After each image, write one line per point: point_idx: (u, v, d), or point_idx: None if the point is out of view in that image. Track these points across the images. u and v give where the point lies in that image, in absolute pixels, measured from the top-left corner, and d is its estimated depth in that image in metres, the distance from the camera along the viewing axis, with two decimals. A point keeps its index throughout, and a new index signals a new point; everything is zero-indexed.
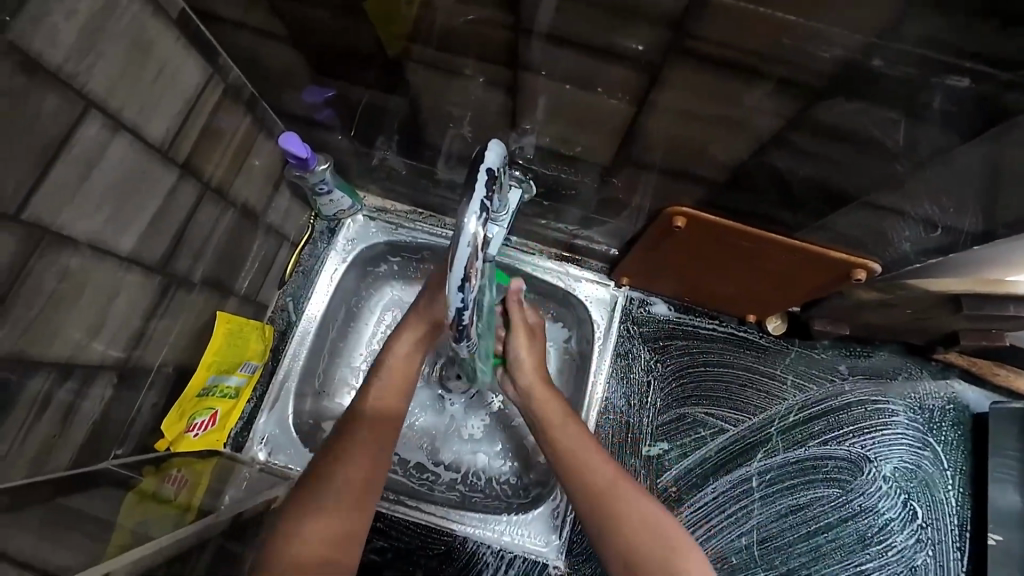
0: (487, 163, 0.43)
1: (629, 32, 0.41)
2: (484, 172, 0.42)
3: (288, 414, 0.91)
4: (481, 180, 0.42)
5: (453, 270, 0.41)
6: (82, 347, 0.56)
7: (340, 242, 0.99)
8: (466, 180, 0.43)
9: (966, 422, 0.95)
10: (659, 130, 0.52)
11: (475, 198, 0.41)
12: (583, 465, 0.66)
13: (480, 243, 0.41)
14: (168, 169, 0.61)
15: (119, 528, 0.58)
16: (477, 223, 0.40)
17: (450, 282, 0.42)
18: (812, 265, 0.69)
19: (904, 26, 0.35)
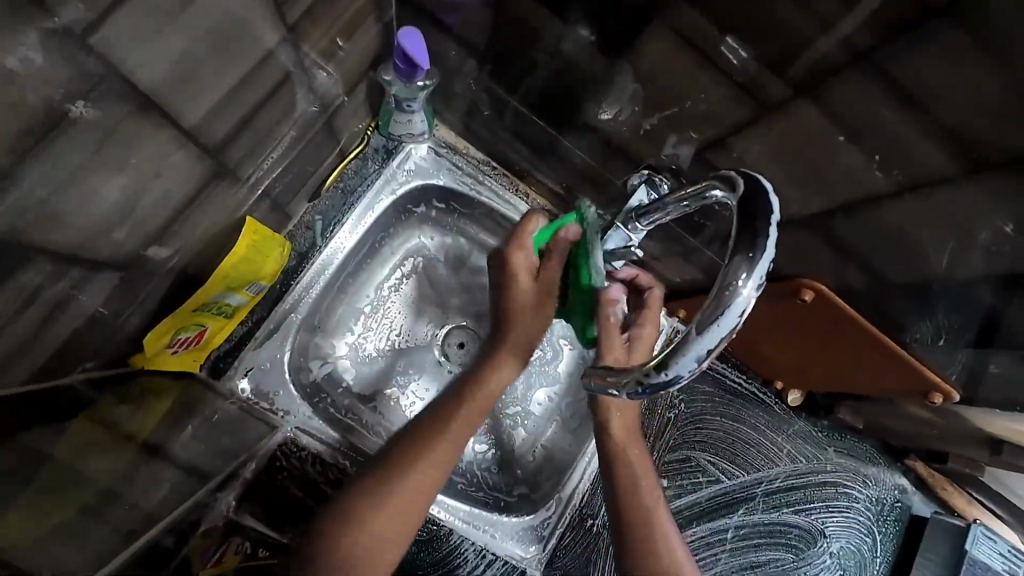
0: (775, 214, 0.34)
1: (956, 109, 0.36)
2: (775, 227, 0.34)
3: (283, 350, 0.78)
4: (770, 236, 0.33)
5: (703, 337, 0.33)
6: (100, 235, 0.41)
7: (395, 168, 0.83)
8: (741, 227, 0.34)
9: (904, 520, 1.05)
10: (885, 214, 0.47)
11: (759, 258, 0.33)
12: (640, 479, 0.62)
13: (745, 315, 0.33)
14: (273, 27, 0.44)
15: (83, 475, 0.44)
16: (754, 293, 0.32)
17: (687, 345, 0.33)
18: (896, 374, 0.69)
19: None
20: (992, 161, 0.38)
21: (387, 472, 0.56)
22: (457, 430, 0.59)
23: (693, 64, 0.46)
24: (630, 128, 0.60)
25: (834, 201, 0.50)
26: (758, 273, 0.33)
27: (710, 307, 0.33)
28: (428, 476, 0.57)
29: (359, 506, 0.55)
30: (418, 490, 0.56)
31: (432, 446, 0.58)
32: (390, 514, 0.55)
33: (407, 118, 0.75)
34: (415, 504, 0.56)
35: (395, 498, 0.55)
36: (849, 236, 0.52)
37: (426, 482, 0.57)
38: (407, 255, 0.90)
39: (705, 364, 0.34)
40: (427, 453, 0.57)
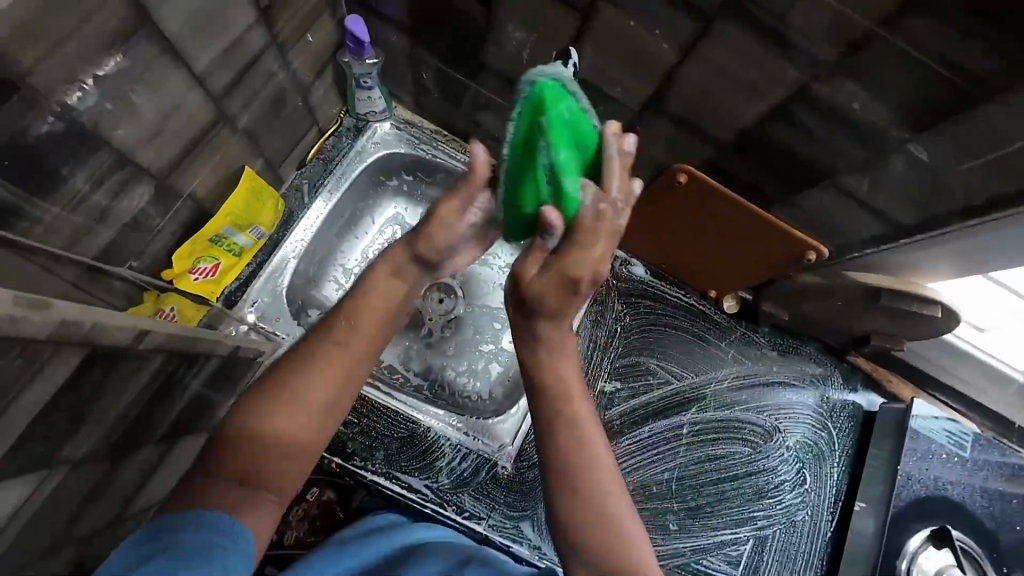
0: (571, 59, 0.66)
1: None
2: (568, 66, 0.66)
3: (282, 286, 0.95)
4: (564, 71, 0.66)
5: None
6: (140, 143, 0.60)
7: (364, 142, 1.04)
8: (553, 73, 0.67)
9: (858, 416, 1.13)
10: (692, 82, 0.63)
11: None
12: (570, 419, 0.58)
13: None
14: (249, 8, 0.65)
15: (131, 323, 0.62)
16: None
17: None
18: (777, 240, 0.83)
19: (903, 20, 0.47)
20: (727, 17, 0.54)
21: (291, 381, 0.54)
22: (350, 341, 0.57)
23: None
24: (519, 66, 0.79)
25: (660, 81, 0.66)
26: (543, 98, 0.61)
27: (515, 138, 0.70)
28: (318, 383, 0.54)
29: (270, 397, 0.52)
30: (326, 380, 0.55)
31: (316, 355, 0.55)
32: (284, 427, 0.52)
33: (367, 95, 0.97)
34: (309, 413, 0.53)
35: (292, 403, 0.53)
36: (684, 110, 0.68)
37: (319, 389, 0.54)
38: (386, 222, 1.09)
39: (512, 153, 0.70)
40: (313, 358, 0.55)
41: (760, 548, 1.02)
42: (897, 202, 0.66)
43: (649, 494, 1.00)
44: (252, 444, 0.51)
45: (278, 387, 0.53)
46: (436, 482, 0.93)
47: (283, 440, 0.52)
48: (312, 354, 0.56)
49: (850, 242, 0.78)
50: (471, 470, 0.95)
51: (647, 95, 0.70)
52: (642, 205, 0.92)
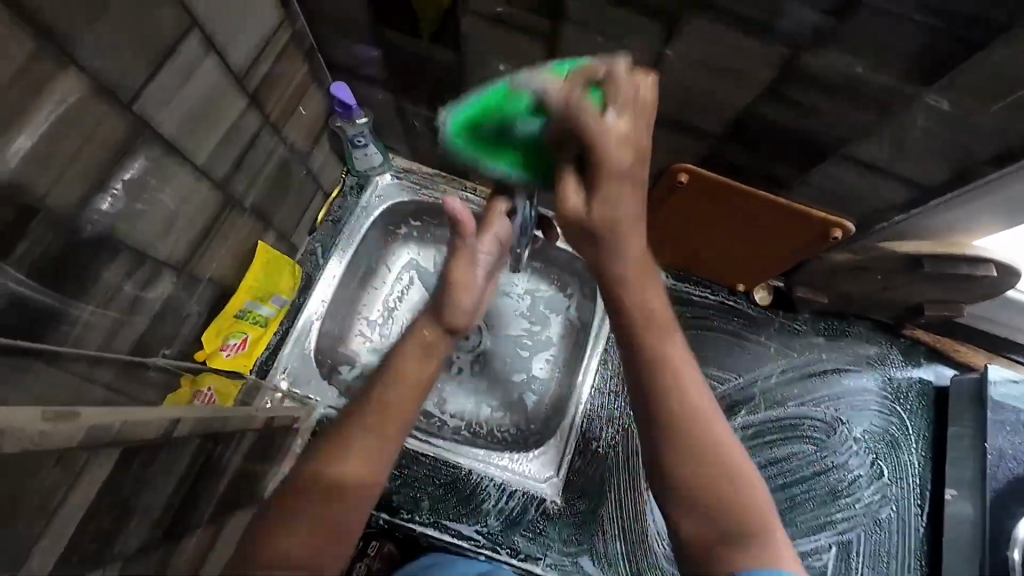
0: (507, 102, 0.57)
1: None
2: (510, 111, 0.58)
3: (309, 348, 0.97)
4: None
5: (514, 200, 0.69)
6: (157, 239, 0.64)
7: (368, 197, 1.07)
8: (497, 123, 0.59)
9: (929, 393, 1.04)
10: (672, 83, 0.62)
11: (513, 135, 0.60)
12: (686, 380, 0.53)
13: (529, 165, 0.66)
14: (239, 96, 0.69)
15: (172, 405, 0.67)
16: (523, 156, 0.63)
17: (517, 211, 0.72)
18: (796, 224, 0.79)
19: None
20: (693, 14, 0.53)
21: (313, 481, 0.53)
22: (373, 446, 0.55)
23: (504, 34, 0.66)
24: None
25: None
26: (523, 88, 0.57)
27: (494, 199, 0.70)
28: (337, 486, 0.53)
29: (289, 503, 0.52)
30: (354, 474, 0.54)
31: (343, 459, 0.54)
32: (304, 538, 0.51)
33: (362, 153, 1.00)
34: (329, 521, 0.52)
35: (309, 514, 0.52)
36: (671, 111, 0.67)
37: (336, 494, 0.53)
38: (402, 269, 1.10)
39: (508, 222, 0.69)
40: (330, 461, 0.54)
41: (845, 554, 0.93)
42: (918, 162, 0.62)
43: None
44: (272, 549, 0.50)
45: (302, 485, 0.53)
46: (486, 526, 0.90)
47: (294, 553, 0.50)
48: (338, 450, 0.55)
49: (878, 212, 0.73)
50: (520, 508, 0.92)
51: None
52: (649, 211, 0.90)
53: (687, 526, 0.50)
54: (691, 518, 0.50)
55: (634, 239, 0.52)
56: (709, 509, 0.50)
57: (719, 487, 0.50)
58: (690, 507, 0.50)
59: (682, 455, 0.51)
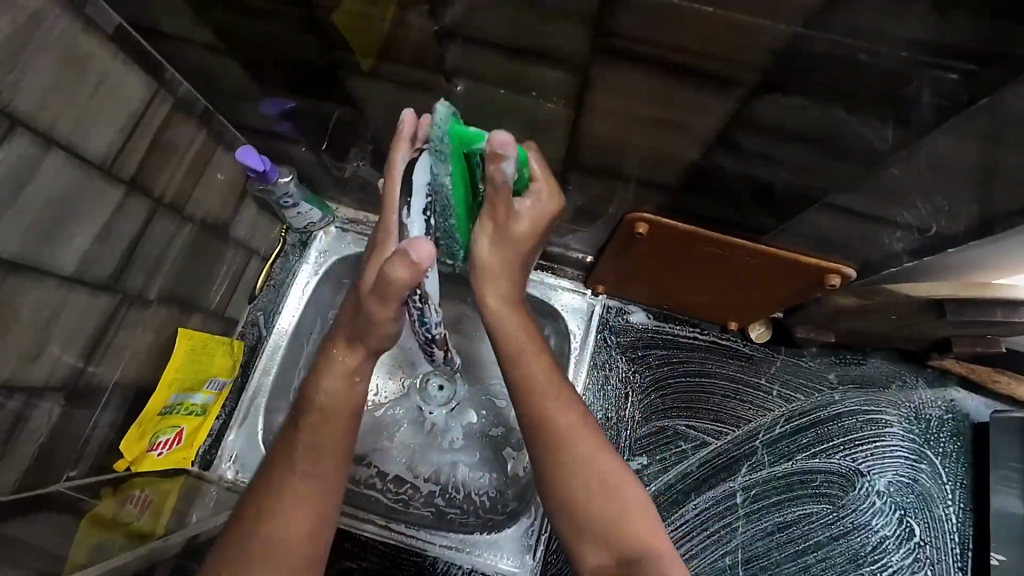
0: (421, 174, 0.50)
1: (550, 38, 0.40)
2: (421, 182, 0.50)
3: (256, 431, 0.87)
4: (418, 190, 0.50)
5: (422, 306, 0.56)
6: (24, 366, 0.56)
7: (313, 253, 0.97)
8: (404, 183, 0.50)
9: (964, 432, 0.90)
10: (603, 134, 0.50)
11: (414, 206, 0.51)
12: (557, 424, 0.57)
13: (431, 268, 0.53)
14: (113, 186, 0.60)
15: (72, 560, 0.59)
16: None
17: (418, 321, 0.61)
18: (786, 270, 0.65)
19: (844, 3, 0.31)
20: (606, 60, 0.40)
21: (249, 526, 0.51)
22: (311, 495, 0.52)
23: (399, 88, 0.54)
24: None
25: (569, 139, 0.53)
26: (410, 199, 0.50)
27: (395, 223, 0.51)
28: (300, 516, 0.51)
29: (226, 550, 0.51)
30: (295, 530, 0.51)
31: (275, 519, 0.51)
32: (288, 558, 0.50)
33: (295, 212, 0.90)
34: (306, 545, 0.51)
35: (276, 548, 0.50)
36: (610, 161, 0.55)
37: (299, 524, 0.51)
38: None
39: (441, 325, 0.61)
40: (283, 509, 0.51)
41: None
42: (923, 206, 0.49)
43: None
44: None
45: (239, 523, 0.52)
46: None
47: None
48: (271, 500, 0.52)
49: (880, 257, 0.60)
50: None
51: (562, 155, 0.57)
52: (615, 256, 0.77)
53: (589, 555, 0.55)
54: (595, 547, 0.54)
55: (528, 366, 0.59)
56: (608, 541, 0.54)
57: (614, 525, 0.54)
58: (596, 538, 0.54)
59: (572, 508, 0.55)
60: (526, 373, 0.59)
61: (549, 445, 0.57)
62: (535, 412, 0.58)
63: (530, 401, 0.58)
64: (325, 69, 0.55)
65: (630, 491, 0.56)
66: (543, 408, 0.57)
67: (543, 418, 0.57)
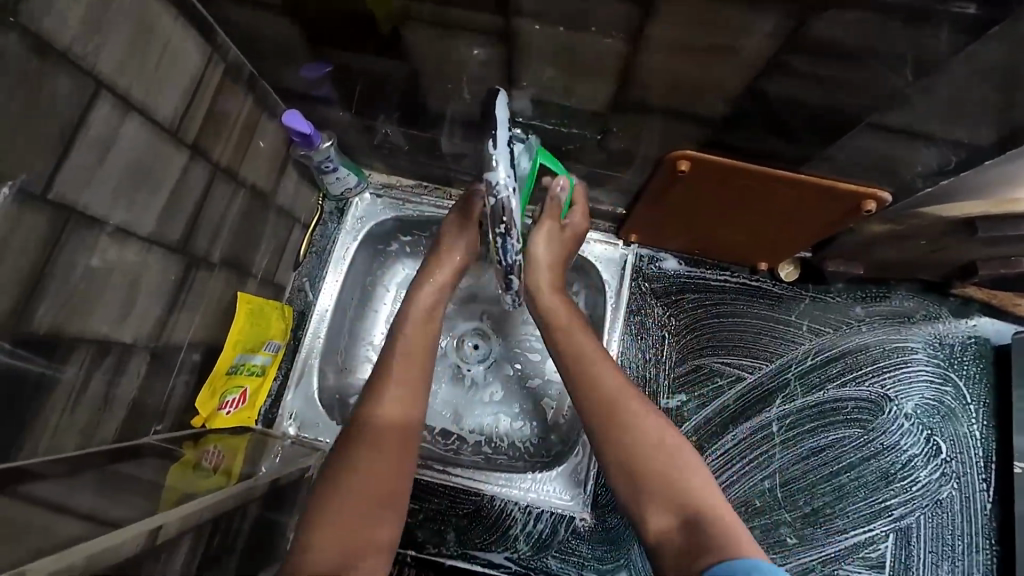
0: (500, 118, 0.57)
1: None
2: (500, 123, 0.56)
3: (313, 390, 0.94)
4: (500, 129, 0.56)
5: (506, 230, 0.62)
6: (116, 324, 0.60)
7: (350, 220, 1.01)
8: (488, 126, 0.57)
9: (987, 355, 0.94)
10: (656, 68, 0.52)
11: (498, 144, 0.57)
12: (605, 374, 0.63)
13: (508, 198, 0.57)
14: (179, 150, 0.63)
15: (167, 489, 0.62)
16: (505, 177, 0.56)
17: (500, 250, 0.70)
18: (820, 198, 0.69)
19: None
20: None
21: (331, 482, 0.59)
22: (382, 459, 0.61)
23: (454, 36, 0.56)
24: (464, 103, 0.71)
25: (622, 76, 0.56)
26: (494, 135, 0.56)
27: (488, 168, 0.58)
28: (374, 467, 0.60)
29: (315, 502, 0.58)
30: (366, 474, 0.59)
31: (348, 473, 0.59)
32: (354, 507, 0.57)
33: (334, 177, 0.93)
34: (392, 478, 0.60)
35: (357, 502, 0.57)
36: (661, 98, 0.57)
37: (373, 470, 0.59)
38: (399, 287, 1.07)
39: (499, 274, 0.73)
40: (354, 464, 0.59)
41: (905, 541, 0.87)
42: (960, 120, 0.52)
43: (754, 511, 0.88)
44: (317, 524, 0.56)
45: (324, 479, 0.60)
46: (515, 552, 0.87)
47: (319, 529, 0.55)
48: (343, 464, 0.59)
49: (915, 178, 0.63)
50: (550, 529, 0.88)
51: (612, 95, 0.59)
52: (652, 200, 0.80)
53: (655, 513, 0.52)
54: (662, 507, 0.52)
55: (574, 333, 0.69)
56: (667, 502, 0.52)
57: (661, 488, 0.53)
58: (661, 502, 0.53)
59: (623, 465, 0.56)
60: (575, 339, 0.68)
61: (602, 408, 0.60)
62: (587, 377, 0.63)
63: (574, 349, 0.67)
64: (381, 24, 0.58)
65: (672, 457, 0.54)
66: (589, 364, 0.64)
67: (597, 377, 0.63)
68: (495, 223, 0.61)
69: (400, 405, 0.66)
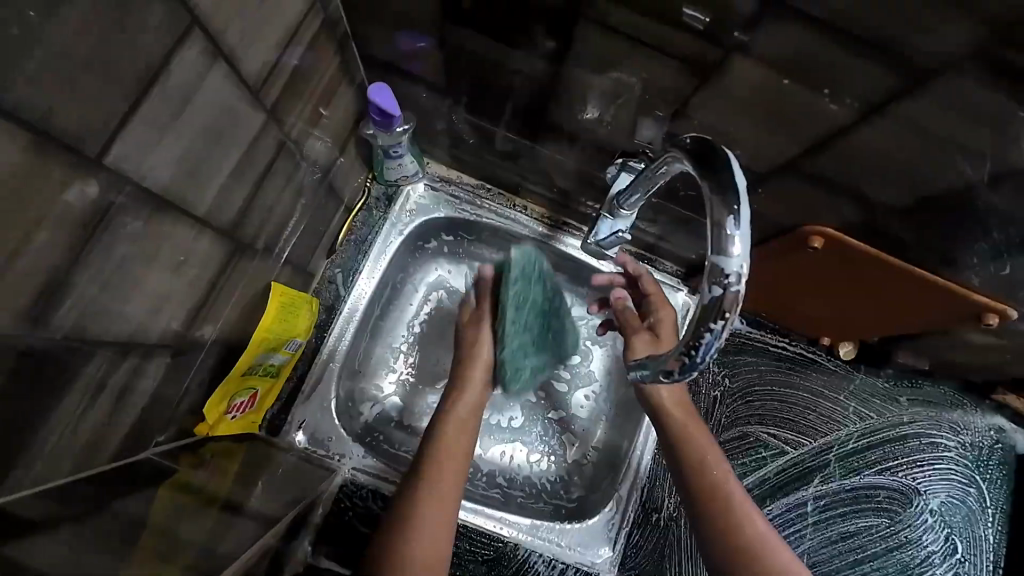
0: (732, 162, 0.38)
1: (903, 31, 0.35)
2: (739, 171, 0.37)
3: (329, 398, 0.83)
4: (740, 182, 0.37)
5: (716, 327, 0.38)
6: (145, 319, 0.47)
7: (398, 211, 0.89)
8: (710, 173, 0.38)
9: (1009, 462, 0.96)
10: (860, 143, 0.46)
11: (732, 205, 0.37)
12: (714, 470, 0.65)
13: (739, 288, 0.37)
14: (256, 114, 0.50)
15: (153, 525, 0.47)
16: (741, 262, 0.36)
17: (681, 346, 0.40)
18: (939, 300, 0.65)
19: None
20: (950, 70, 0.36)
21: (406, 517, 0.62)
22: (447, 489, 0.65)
23: (635, 52, 0.47)
24: (592, 121, 0.62)
25: (811, 142, 0.49)
26: (735, 200, 0.36)
27: (718, 234, 0.37)
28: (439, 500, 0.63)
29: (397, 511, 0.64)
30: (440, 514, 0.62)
31: (429, 490, 0.64)
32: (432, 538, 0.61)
33: (397, 164, 0.81)
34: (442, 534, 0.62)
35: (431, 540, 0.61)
36: (839, 173, 0.51)
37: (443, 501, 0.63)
38: (430, 288, 0.95)
39: (663, 377, 0.43)
40: (432, 491, 0.64)
41: None
42: None
43: None
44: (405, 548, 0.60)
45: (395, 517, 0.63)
46: None
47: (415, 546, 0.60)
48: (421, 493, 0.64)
49: None
50: None
51: (784, 157, 0.52)
52: (752, 261, 0.74)
53: None
54: None
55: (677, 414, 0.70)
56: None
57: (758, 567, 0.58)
58: None
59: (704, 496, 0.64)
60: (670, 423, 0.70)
61: (704, 491, 0.64)
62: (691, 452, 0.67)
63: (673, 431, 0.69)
64: (551, 15, 0.47)
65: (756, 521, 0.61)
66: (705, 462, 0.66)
67: (690, 442, 0.68)
68: (705, 316, 0.38)
69: (458, 453, 0.69)
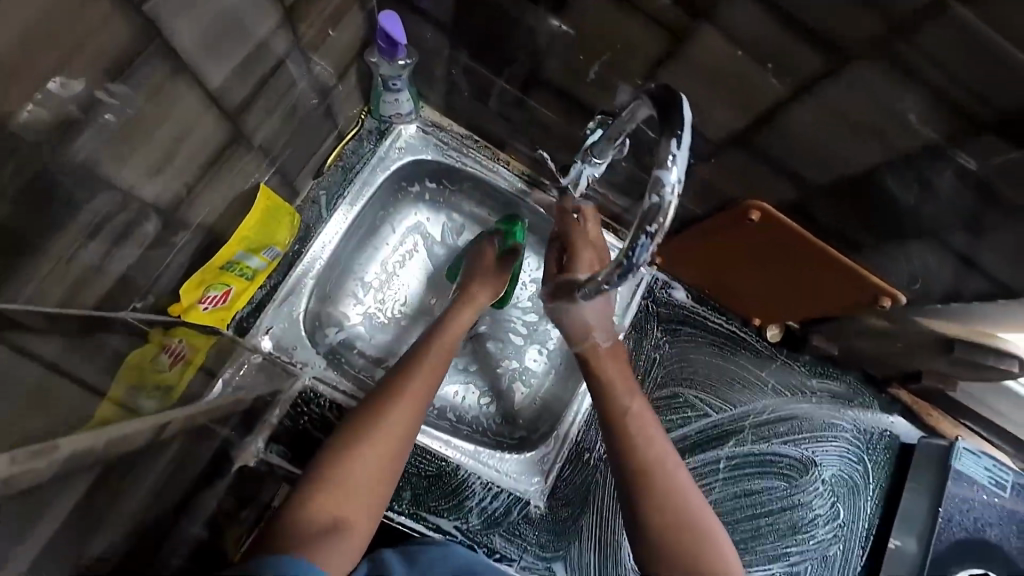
0: (683, 101, 0.46)
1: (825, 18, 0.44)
2: (687, 107, 0.45)
3: (298, 311, 0.87)
4: (685, 117, 0.45)
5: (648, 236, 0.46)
6: (147, 177, 0.51)
7: (388, 147, 0.94)
8: (663, 109, 0.47)
9: (892, 448, 1.09)
10: (792, 120, 0.55)
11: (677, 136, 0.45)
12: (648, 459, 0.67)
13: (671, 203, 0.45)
14: (273, 7, 0.54)
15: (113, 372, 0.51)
16: (676, 180, 0.44)
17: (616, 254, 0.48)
18: (846, 284, 0.75)
19: None
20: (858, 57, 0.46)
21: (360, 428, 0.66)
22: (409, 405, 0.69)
23: (621, 12, 0.55)
24: (578, 79, 0.69)
25: (755, 116, 0.58)
26: (679, 127, 0.44)
27: (660, 155, 0.45)
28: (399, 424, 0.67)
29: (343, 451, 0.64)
30: (396, 432, 0.66)
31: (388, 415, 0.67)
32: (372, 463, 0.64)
33: (394, 98, 0.86)
34: (398, 438, 0.66)
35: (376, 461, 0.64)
36: (775, 148, 0.60)
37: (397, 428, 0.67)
38: (406, 232, 1.02)
39: (605, 284, 0.52)
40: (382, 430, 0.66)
41: None
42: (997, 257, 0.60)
43: None
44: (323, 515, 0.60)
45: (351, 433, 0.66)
46: (465, 524, 0.88)
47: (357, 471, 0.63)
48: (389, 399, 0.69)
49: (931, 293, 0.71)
50: (503, 509, 0.89)
51: (734, 128, 0.61)
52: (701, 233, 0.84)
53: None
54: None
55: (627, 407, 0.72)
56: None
57: (675, 530, 0.62)
58: None
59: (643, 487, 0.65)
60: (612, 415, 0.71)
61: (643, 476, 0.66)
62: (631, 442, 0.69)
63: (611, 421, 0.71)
64: None
65: (678, 481, 0.66)
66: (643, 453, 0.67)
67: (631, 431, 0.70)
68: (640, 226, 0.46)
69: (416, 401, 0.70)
